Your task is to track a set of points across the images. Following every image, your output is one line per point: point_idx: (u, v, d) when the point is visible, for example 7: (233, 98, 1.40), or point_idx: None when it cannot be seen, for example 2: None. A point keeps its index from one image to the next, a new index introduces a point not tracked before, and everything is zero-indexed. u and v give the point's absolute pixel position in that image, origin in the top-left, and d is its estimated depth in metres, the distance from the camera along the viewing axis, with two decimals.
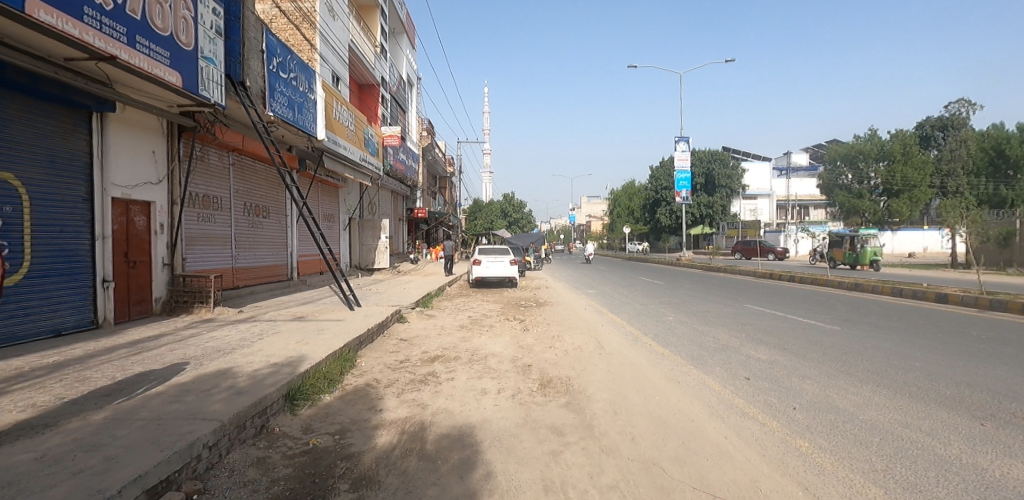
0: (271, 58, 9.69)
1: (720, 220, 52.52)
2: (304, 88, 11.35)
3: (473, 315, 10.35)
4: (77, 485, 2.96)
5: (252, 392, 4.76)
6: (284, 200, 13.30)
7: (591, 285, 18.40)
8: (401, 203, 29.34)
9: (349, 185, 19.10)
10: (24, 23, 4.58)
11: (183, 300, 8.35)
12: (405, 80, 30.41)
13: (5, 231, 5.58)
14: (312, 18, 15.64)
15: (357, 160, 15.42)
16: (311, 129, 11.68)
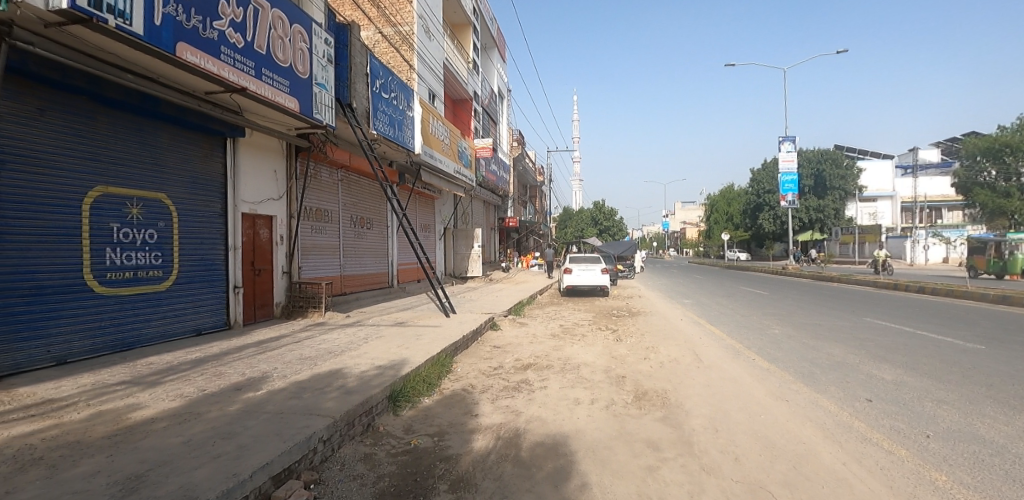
0: (375, 80, 10.39)
1: (832, 225, 48.04)
2: (403, 106, 12.04)
3: (563, 324, 10.34)
4: (217, 470, 3.49)
5: (360, 391, 5.10)
6: (386, 212, 14.18)
7: (687, 294, 17.67)
8: (493, 212, 30.14)
9: (444, 197, 19.95)
10: (175, 65, 5.31)
11: (299, 304, 9.16)
12: (497, 94, 31.33)
13: (160, 244, 6.50)
14: (411, 40, 16.60)
15: (452, 173, 16.10)
16: (409, 144, 12.34)
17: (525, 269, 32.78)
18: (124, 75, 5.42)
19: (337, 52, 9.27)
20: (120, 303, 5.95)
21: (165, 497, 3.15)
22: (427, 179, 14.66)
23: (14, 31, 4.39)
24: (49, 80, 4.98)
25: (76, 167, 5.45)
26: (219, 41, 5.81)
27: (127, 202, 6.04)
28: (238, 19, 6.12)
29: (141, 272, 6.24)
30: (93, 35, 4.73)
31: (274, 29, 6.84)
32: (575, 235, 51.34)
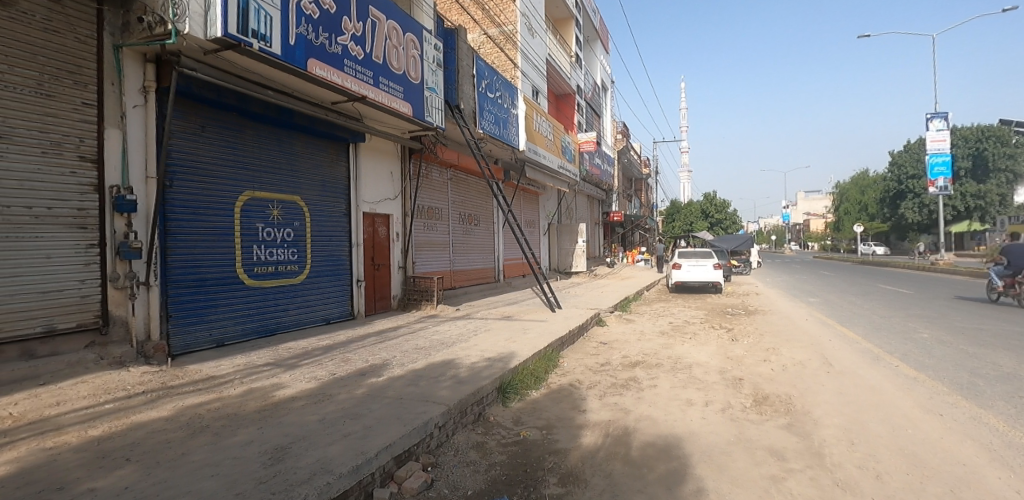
0: (480, 81, 10.72)
1: (993, 213, 41.25)
2: (508, 104, 12.30)
3: (673, 321, 9.96)
4: (348, 447, 3.85)
5: (472, 382, 5.31)
6: (492, 209, 14.62)
7: (811, 293, 16.10)
8: (597, 207, 29.78)
9: (548, 192, 20.12)
10: (307, 79, 5.87)
11: (414, 297, 9.73)
12: (600, 86, 30.91)
13: (295, 242, 7.26)
14: (515, 38, 16.89)
15: (555, 168, 16.14)
16: (514, 141, 12.57)
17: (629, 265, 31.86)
18: (265, 91, 6.11)
19: (446, 57, 9.68)
20: (264, 294, 6.75)
21: (306, 468, 3.53)
22: (532, 176, 14.85)
23: (182, 61, 5.14)
24: (208, 100, 5.76)
25: (229, 176, 6.27)
26: (343, 54, 6.32)
27: (269, 205, 6.83)
28: (358, 33, 6.60)
29: (280, 267, 7.02)
30: (241, 58, 5.37)
31: (389, 39, 7.30)
32: (683, 228, 47.31)
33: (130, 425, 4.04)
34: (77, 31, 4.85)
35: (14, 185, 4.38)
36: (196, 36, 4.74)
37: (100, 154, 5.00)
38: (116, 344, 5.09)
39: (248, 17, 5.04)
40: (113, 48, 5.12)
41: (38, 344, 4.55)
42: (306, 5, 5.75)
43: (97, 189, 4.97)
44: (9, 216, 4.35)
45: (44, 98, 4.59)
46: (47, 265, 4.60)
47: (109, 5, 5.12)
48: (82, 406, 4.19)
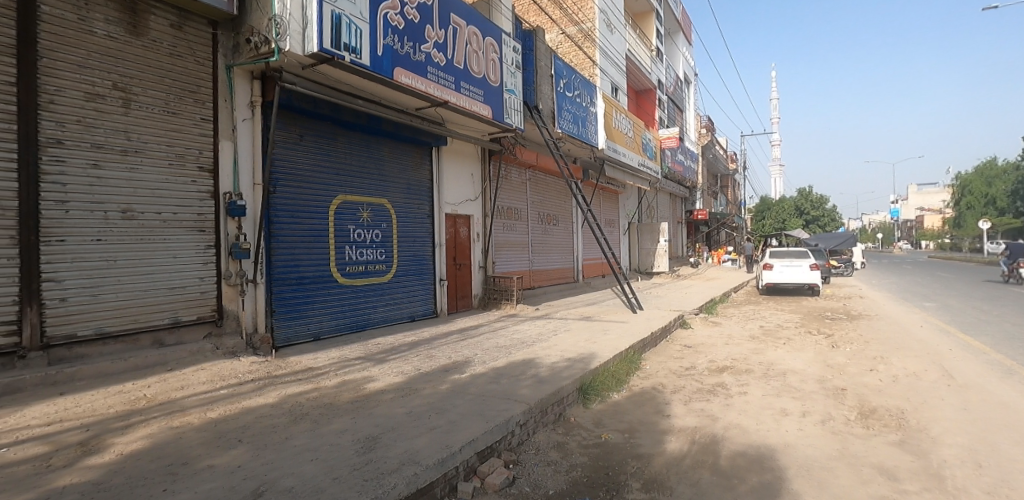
0: (559, 80, 10.71)
1: None
2: (586, 102, 12.20)
3: (764, 325, 9.42)
4: (433, 441, 3.99)
5: (552, 381, 5.33)
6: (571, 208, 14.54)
7: (927, 297, 14.43)
8: (679, 205, 28.74)
9: (628, 191, 19.76)
10: (394, 87, 6.16)
11: (493, 296, 9.92)
12: (682, 79, 29.81)
13: (383, 242, 7.66)
14: (593, 35, 16.69)
15: (635, 166, 15.75)
16: (593, 140, 12.43)
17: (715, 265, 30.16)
18: (355, 100, 6.47)
19: (524, 58, 9.78)
20: (356, 291, 7.19)
21: (395, 458, 3.70)
22: (610, 174, 14.60)
23: (283, 76, 5.57)
24: (306, 111, 6.21)
25: (324, 181, 6.73)
26: (426, 62, 6.57)
27: (359, 207, 7.26)
28: (440, 40, 6.82)
29: (369, 266, 7.44)
30: (334, 71, 5.72)
31: (470, 45, 7.48)
32: (775, 226, 44.33)
33: (242, 409, 4.45)
34: (197, 54, 5.41)
35: (147, 193, 4.98)
36: (296, 53, 5.12)
37: (216, 164, 5.54)
38: (229, 336, 5.63)
39: (342, 31, 5.37)
40: (226, 68, 5.67)
41: (166, 334, 5.14)
42: (392, 17, 6.03)
43: (213, 196, 5.51)
44: (142, 221, 4.95)
45: (170, 115, 5.17)
46: (173, 264, 5.18)
47: (222, 30, 5.68)
48: (202, 390, 4.68)
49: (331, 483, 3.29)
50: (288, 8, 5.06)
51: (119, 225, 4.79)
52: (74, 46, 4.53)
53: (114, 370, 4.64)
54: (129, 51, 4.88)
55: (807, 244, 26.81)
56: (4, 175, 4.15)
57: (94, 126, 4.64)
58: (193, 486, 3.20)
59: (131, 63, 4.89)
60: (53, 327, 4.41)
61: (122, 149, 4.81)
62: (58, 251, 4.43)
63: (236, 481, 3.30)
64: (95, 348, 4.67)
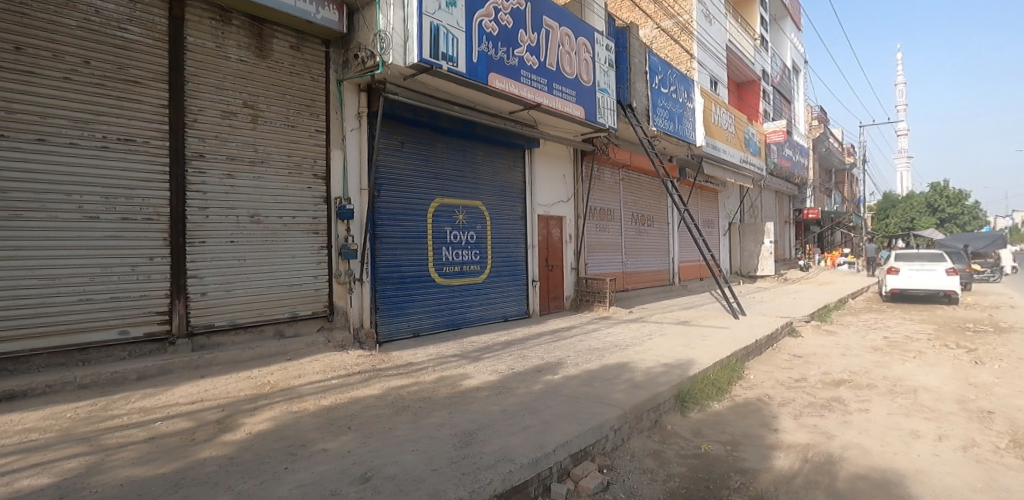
0: (654, 76, 10.39)
1: None
2: (683, 98, 11.76)
3: (889, 337, 8.47)
4: (527, 439, 4.02)
5: (648, 387, 5.17)
6: (666, 208, 14.04)
7: None
8: (787, 204, 26.73)
9: (728, 189, 18.78)
10: (488, 92, 6.32)
11: (586, 298, 9.84)
12: (790, 68, 27.65)
13: (478, 244, 7.89)
14: (691, 27, 16.00)
15: (737, 163, 14.87)
16: (691, 137, 11.94)
17: (830, 268, 27.42)
18: (452, 107, 6.74)
19: (618, 56, 9.67)
20: (452, 290, 7.47)
21: (490, 454, 3.77)
22: (709, 172, 13.91)
23: (386, 87, 5.94)
24: (407, 119, 6.55)
25: (422, 185, 7.09)
26: (519, 66, 6.66)
27: (455, 210, 7.55)
28: (533, 43, 6.90)
29: (465, 267, 7.70)
30: (433, 80, 6.00)
31: (562, 46, 7.48)
32: (901, 225, 40.12)
33: (351, 398, 4.76)
34: (312, 71, 5.91)
35: (270, 199, 5.52)
36: (398, 65, 5.41)
37: (328, 172, 6.02)
38: (339, 330, 6.09)
39: (440, 41, 5.60)
40: (337, 83, 6.13)
41: (286, 326, 5.67)
42: (486, 24, 6.20)
43: (326, 201, 5.99)
44: (266, 224, 5.50)
45: (290, 128, 5.69)
46: (292, 263, 5.71)
47: (334, 47, 6.14)
48: (316, 379, 5.07)
49: (430, 474, 3.41)
50: (391, 23, 5.36)
51: (248, 228, 5.38)
52: (213, 70, 5.14)
53: (244, 357, 5.16)
54: (256, 72, 5.44)
55: (945, 244, 23.78)
56: (159, 185, 4.80)
57: (229, 140, 5.23)
58: (309, 467, 3.45)
59: (258, 83, 5.45)
60: (197, 318, 5.05)
61: (250, 160, 5.38)
62: (201, 251, 5.05)
63: (345, 465, 3.52)
64: (229, 337, 5.26)
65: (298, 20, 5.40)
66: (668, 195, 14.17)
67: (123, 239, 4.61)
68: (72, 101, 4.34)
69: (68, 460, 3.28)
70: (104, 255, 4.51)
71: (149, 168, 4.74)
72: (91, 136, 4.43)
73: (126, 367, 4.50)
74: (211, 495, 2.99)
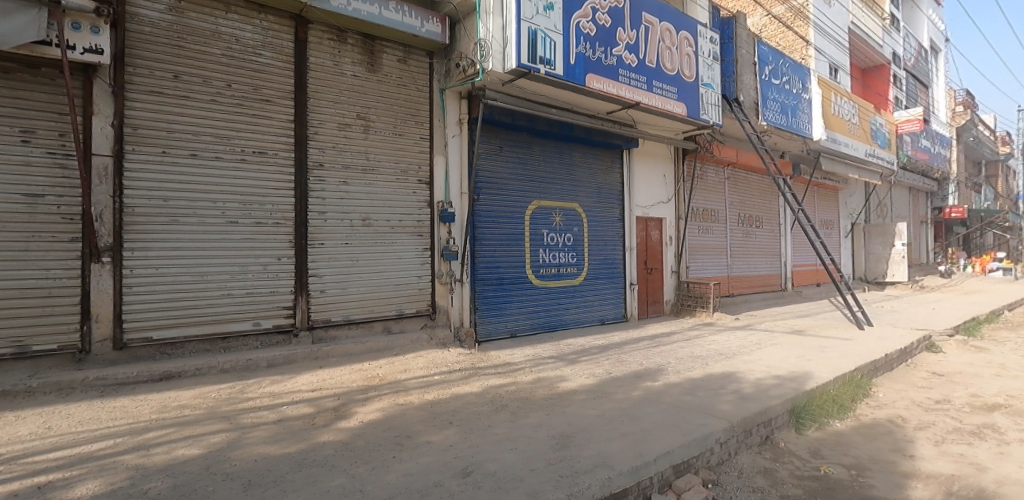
0: (764, 67, 9.76)
1: None
2: (797, 89, 10.91)
3: None
4: (626, 446, 3.91)
5: (758, 400, 4.86)
6: (777, 208, 13.07)
7: None
8: (923, 201, 23.70)
9: (851, 186, 17.12)
10: (586, 93, 6.28)
11: (688, 303, 9.47)
12: (927, 47, 24.43)
13: (575, 246, 7.89)
14: (806, 11, 14.70)
15: (861, 157, 13.48)
16: (806, 131, 11.04)
17: (977, 275, 23.71)
18: (549, 110, 6.78)
19: (722, 49, 9.22)
20: (549, 292, 7.53)
21: (588, 458, 3.72)
22: (827, 167, 12.73)
23: (486, 93, 6.12)
24: (506, 124, 6.71)
25: (522, 188, 7.22)
26: (617, 65, 6.54)
27: (552, 212, 7.61)
28: (632, 41, 6.75)
29: (562, 269, 7.73)
30: (531, 83, 6.10)
31: (662, 41, 7.24)
32: None
33: (453, 395, 4.96)
34: (417, 82, 6.23)
35: (379, 203, 5.90)
36: (497, 71, 5.54)
37: (431, 177, 6.31)
38: (441, 328, 6.37)
39: (538, 45, 5.65)
40: (439, 92, 6.40)
41: (393, 323, 6.03)
42: (584, 25, 6.17)
43: (430, 205, 6.29)
44: (376, 227, 5.89)
45: (397, 136, 6.05)
46: (397, 264, 6.06)
47: (437, 58, 6.40)
48: (420, 374, 5.34)
49: (528, 473, 3.43)
50: (491, 31, 5.50)
51: (361, 231, 5.79)
52: (332, 86, 5.61)
53: (356, 351, 5.56)
54: (368, 85, 5.84)
55: None
56: (286, 193, 5.31)
57: (344, 149, 5.67)
58: (414, 458, 3.63)
59: (369, 96, 5.85)
60: (317, 313, 5.53)
61: (363, 168, 5.79)
62: (320, 252, 5.53)
63: (448, 459, 3.65)
64: (343, 332, 5.69)
65: (406, 34, 5.75)
66: (781, 193, 13.21)
67: (257, 241, 5.17)
68: (218, 120, 4.95)
69: (213, 435, 3.74)
70: (242, 256, 5.09)
71: (278, 177, 5.26)
72: (233, 150, 5.02)
73: (259, 355, 5.02)
74: (328, 476, 3.25)
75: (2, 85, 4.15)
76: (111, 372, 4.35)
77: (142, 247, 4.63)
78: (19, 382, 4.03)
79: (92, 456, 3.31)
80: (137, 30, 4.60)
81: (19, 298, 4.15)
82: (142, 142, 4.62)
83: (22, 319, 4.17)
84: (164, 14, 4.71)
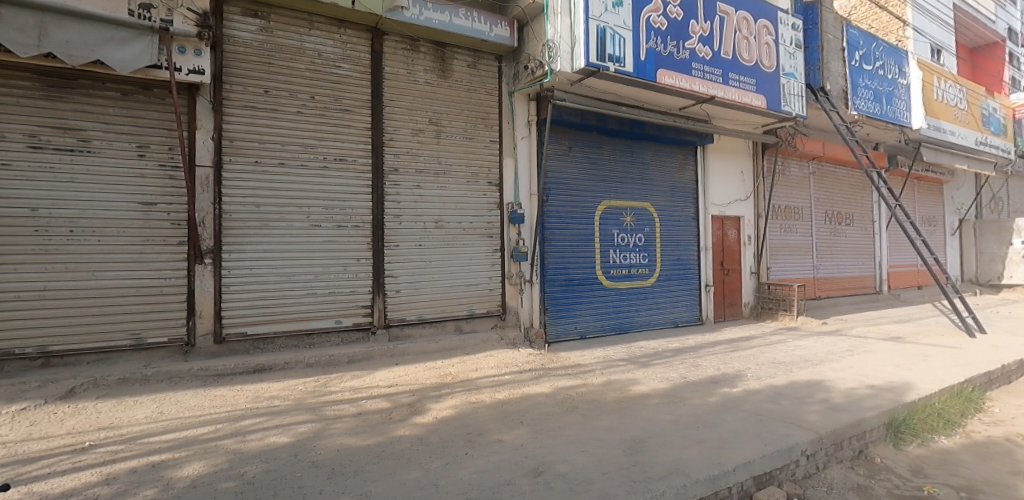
0: (853, 52, 9.09)
1: None
2: (893, 74, 10.03)
3: None
4: (702, 453, 3.76)
5: (850, 411, 4.52)
6: (869, 203, 12.09)
7: None
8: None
9: (956, 178, 15.50)
10: (657, 90, 6.12)
11: (768, 306, 8.98)
12: None
13: (647, 246, 7.73)
14: None
15: (970, 145, 12.18)
16: (903, 119, 10.13)
17: None
18: (620, 108, 6.67)
19: (806, 35, 8.68)
20: (620, 294, 7.43)
21: (662, 464, 3.61)
22: (928, 158, 11.61)
23: (554, 94, 6.13)
24: (575, 124, 6.68)
25: (592, 189, 7.16)
26: (691, 58, 6.32)
27: (623, 212, 7.49)
28: (706, 33, 6.50)
29: (633, 270, 7.59)
30: (600, 82, 6.04)
31: (739, 31, 6.91)
32: None
33: (524, 394, 5.01)
34: (487, 86, 6.34)
35: (451, 206, 6.07)
36: (565, 71, 5.53)
37: (501, 179, 6.41)
38: (511, 328, 6.45)
39: (606, 43, 5.59)
40: (508, 94, 6.48)
41: (464, 322, 6.19)
42: (655, 19, 6.02)
43: (500, 207, 6.38)
44: (448, 229, 6.06)
45: (467, 140, 6.19)
46: (468, 264, 6.20)
47: (506, 61, 6.49)
48: (492, 373, 5.44)
49: (600, 476, 3.37)
50: (559, 31, 5.50)
51: (433, 233, 5.98)
52: (406, 93, 5.83)
53: (430, 349, 5.75)
54: (439, 91, 6.02)
55: None
56: (364, 197, 5.58)
57: (417, 154, 5.88)
58: (486, 455, 3.69)
59: (440, 101, 6.02)
60: (393, 312, 5.77)
61: (435, 172, 5.98)
62: (395, 254, 5.76)
63: (519, 457, 3.67)
64: (417, 330, 5.91)
65: (475, 40, 5.88)
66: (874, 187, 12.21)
67: (338, 244, 5.47)
68: (303, 131, 5.28)
69: (301, 425, 4.01)
70: (325, 257, 5.41)
71: (357, 182, 5.54)
72: (316, 158, 5.34)
73: (340, 351, 5.30)
74: (405, 469, 3.38)
75: (122, 105, 4.65)
76: (212, 363, 4.76)
77: (238, 250, 5.04)
78: (138, 371, 4.49)
79: (197, 439, 3.65)
80: (232, 50, 4.99)
81: (136, 295, 4.64)
82: (237, 154, 5.02)
83: (139, 315, 4.66)
84: (255, 34, 5.09)
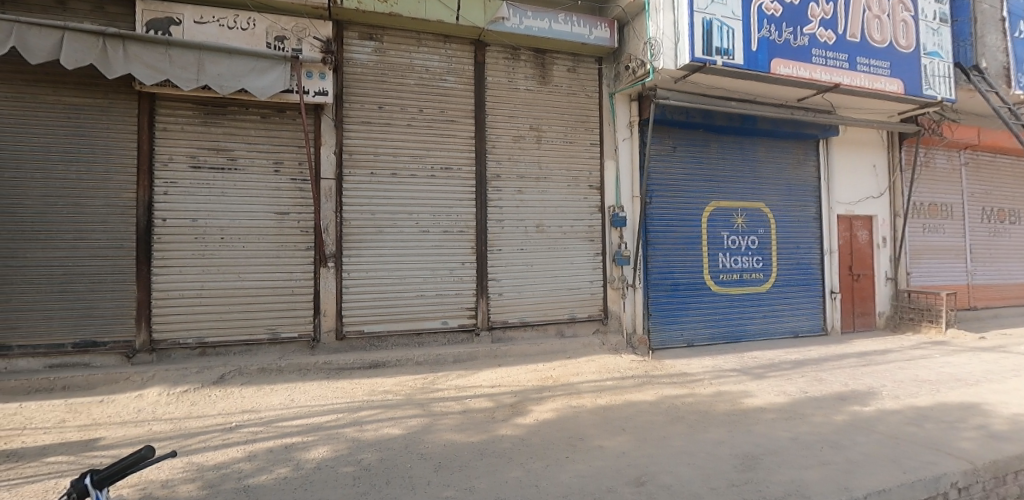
0: (1018, 23, 7.84)
1: None
2: None
3: None
4: (827, 475, 3.43)
5: (1017, 441, 3.88)
6: None
7: None
8: None
9: None
10: (771, 81, 5.72)
11: (910, 316, 7.99)
12: None
13: (761, 250, 7.23)
14: None
15: None
16: None
17: None
18: (728, 103, 6.32)
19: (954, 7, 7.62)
20: (731, 300, 7.02)
21: (779, 483, 3.36)
22: None
23: (656, 93, 5.95)
24: (679, 122, 6.43)
25: (698, 190, 6.86)
26: (810, 44, 5.82)
27: (733, 213, 7.08)
28: (828, 16, 5.95)
29: (745, 275, 7.14)
30: (707, 77, 5.77)
31: (868, 10, 6.24)
32: None
33: (626, 401, 4.91)
34: (586, 89, 6.32)
35: (551, 210, 6.13)
36: (668, 69, 5.36)
37: (603, 182, 6.36)
38: (613, 333, 6.36)
39: (713, 36, 5.33)
40: (609, 96, 6.41)
41: (565, 326, 6.22)
42: (768, 6, 5.63)
43: (601, 210, 6.34)
44: (550, 233, 6.13)
45: (567, 144, 6.21)
46: (568, 268, 6.22)
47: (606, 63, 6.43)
48: (593, 378, 5.40)
49: (709, 491, 3.21)
50: (661, 28, 5.35)
51: (535, 237, 6.08)
52: (507, 101, 5.99)
53: (531, 352, 5.85)
54: (538, 97, 6.11)
55: None
56: (468, 204, 5.82)
57: (518, 160, 6.02)
58: (587, 460, 3.67)
59: (539, 107, 6.11)
60: (496, 314, 5.96)
61: (535, 178, 6.08)
62: (498, 258, 5.94)
63: (622, 465, 3.60)
64: (518, 332, 6.05)
65: (573, 43, 5.89)
66: None
67: (445, 249, 5.76)
68: (413, 143, 5.64)
69: (411, 419, 4.28)
70: (433, 262, 5.73)
71: (462, 190, 5.80)
72: (425, 167, 5.67)
73: (448, 351, 5.58)
74: (507, 467, 3.48)
75: (261, 127, 5.27)
76: (335, 358, 5.23)
77: (357, 254, 5.49)
78: (274, 362, 5.03)
79: (323, 426, 4.04)
80: (351, 72, 5.46)
81: (274, 295, 5.24)
82: (356, 166, 5.48)
83: (278, 312, 5.26)
84: (371, 55, 5.53)
